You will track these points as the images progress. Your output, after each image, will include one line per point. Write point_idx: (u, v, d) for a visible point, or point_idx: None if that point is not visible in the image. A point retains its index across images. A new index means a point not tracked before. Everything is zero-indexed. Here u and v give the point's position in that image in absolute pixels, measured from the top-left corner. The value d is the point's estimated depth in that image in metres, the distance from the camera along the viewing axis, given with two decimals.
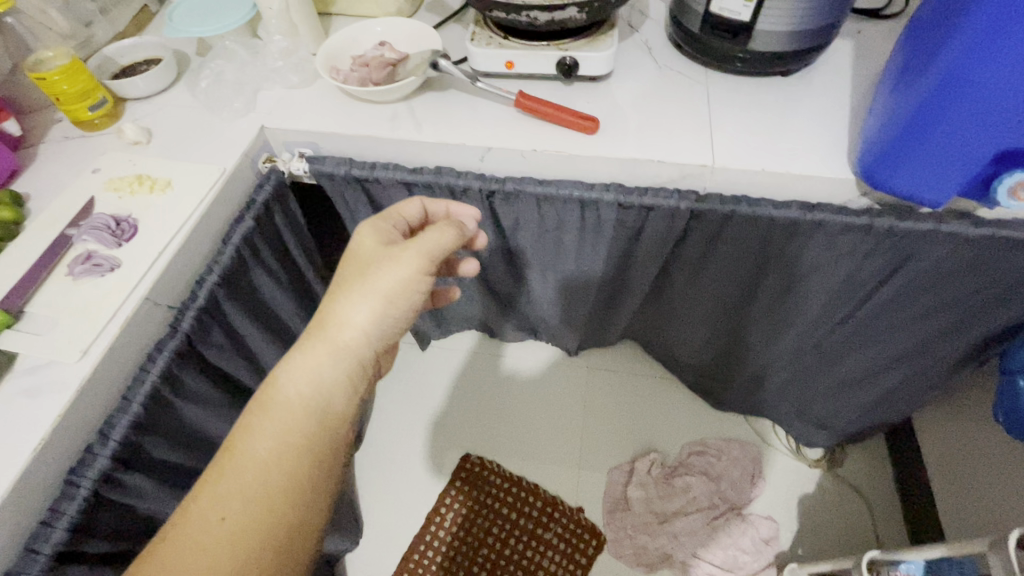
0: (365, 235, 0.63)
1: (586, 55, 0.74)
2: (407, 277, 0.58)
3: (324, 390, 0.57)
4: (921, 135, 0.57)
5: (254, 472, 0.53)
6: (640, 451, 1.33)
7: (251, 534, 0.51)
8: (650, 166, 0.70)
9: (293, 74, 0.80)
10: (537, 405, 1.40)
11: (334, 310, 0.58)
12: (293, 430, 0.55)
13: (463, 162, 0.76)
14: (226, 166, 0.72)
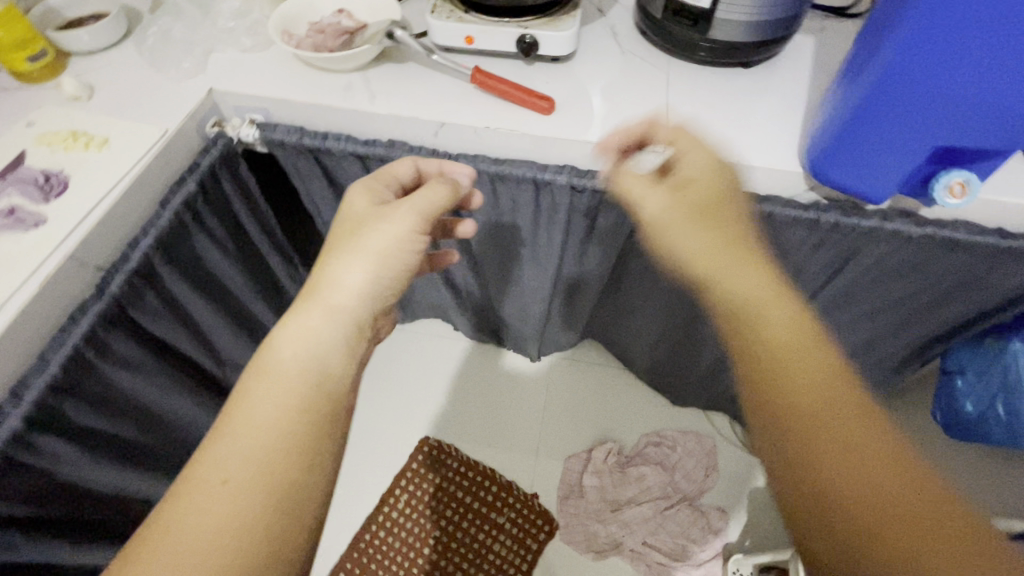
0: (358, 197, 0.62)
1: (546, 34, 0.73)
2: (400, 235, 0.56)
3: (320, 348, 0.51)
4: (862, 132, 0.58)
5: (253, 431, 0.46)
6: (598, 440, 1.34)
7: (256, 498, 0.44)
8: (603, 150, 0.70)
9: (247, 37, 0.77)
10: (498, 391, 1.40)
11: (328, 272, 0.54)
12: (291, 387, 0.48)
13: (418, 137, 0.75)
14: (168, 127, 0.69)
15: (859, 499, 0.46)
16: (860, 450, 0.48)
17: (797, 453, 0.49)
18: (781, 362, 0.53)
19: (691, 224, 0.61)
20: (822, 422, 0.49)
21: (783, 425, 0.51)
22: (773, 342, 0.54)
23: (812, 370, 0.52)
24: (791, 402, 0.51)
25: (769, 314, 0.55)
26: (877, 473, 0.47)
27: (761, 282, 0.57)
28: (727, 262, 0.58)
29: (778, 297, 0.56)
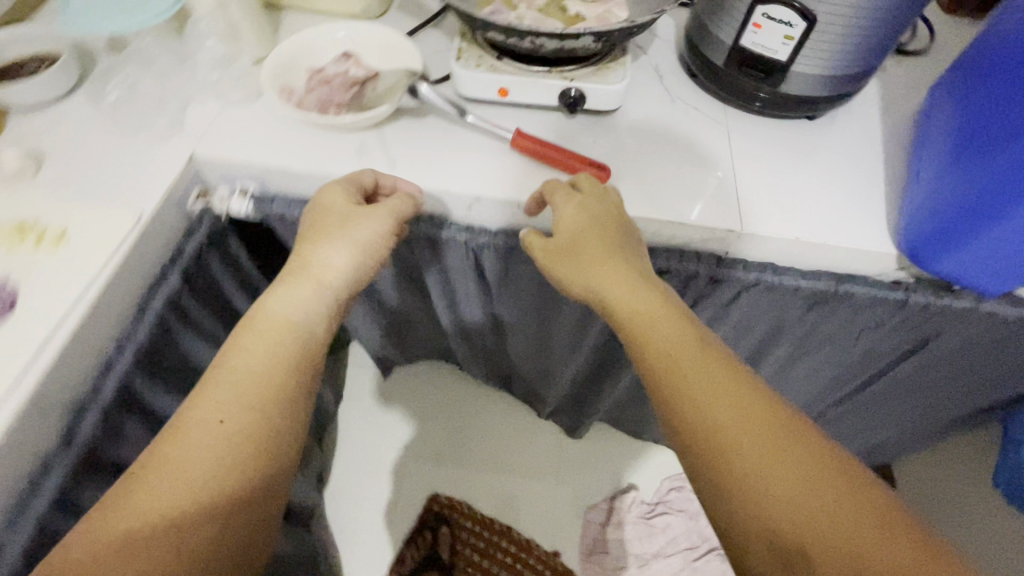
0: (331, 191, 0.57)
1: (594, 87, 0.62)
2: (373, 232, 0.56)
3: (313, 309, 0.53)
4: (989, 221, 0.50)
5: (245, 380, 0.48)
6: (618, 487, 1.27)
7: (249, 449, 0.45)
8: (665, 228, 0.60)
9: (232, 87, 0.64)
10: (508, 434, 1.32)
11: (313, 253, 0.55)
12: (281, 347, 0.50)
13: (445, 210, 0.64)
14: (142, 211, 0.56)
15: (763, 474, 0.41)
16: (746, 426, 0.43)
17: (689, 448, 0.44)
18: (666, 356, 0.47)
19: (569, 252, 0.55)
20: (715, 404, 0.44)
21: (676, 423, 0.45)
22: (649, 336, 0.49)
23: (690, 358, 0.47)
24: (676, 390, 0.46)
25: (641, 307, 0.50)
26: (768, 445, 0.42)
27: (625, 275, 0.52)
28: (594, 245, 0.54)
29: (643, 284, 0.52)
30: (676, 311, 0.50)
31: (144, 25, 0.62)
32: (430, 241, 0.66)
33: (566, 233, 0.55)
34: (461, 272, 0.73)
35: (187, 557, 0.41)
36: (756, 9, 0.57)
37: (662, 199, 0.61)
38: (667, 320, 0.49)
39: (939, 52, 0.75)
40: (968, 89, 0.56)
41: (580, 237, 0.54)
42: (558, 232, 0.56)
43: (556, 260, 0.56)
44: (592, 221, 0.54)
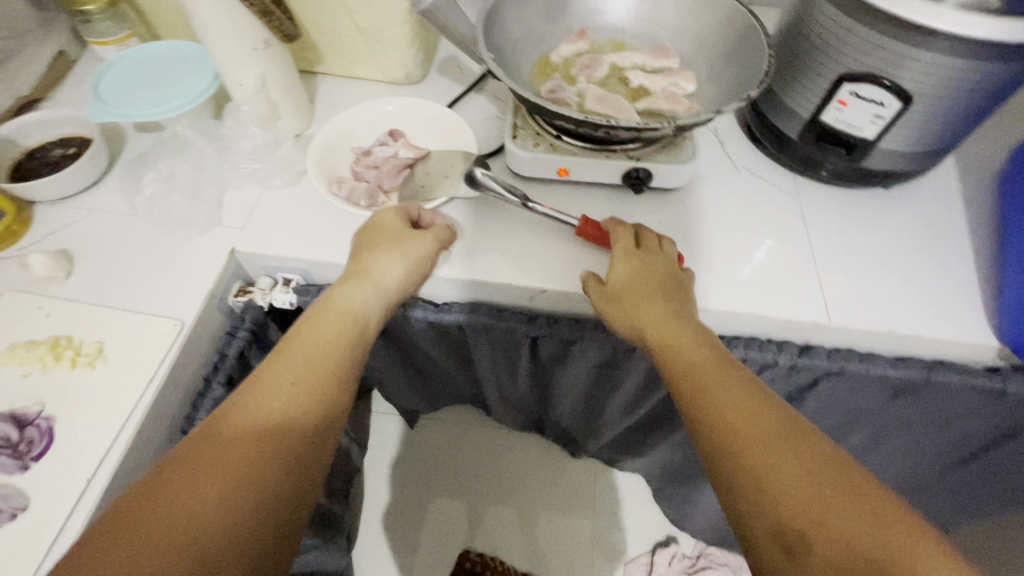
0: (388, 212, 0.53)
1: (663, 167, 0.57)
2: (424, 252, 0.51)
3: (370, 308, 0.48)
4: None
5: (319, 351, 0.43)
6: (660, 540, 1.10)
7: (312, 422, 0.40)
8: (744, 317, 0.56)
9: (272, 171, 0.60)
10: (544, 481, 1.14)
11: (372, 261, 0.50)
12: (348, 332, 0.46)
13: (502, 299, 0.59)
14: (183, 319, 0.52)
15: (783, 474, 0.35)
16: (771, 429, 0.38)
17: (708, 448, 0.39)
18: (685, 361, 0.44)
19: (612, 295, 0.51)
20: (742, 409, 0.39)
21: (694, 421, 0.41)
22: (678, 350, 0.45)
23: (700, 365, 0.43)
24: (699, 391, 0.42)
25: (675, 327, 0.47)
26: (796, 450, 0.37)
27: (660, 299, 0.49)
28: (631, 273, 0.51)
29: (677, 308, 0.49)
30: (704, 333, 0.47)
31: (184, 109, 0.58)
32: (487, 331, 0.62)
33: (613, 284, 0.51)
34: (514, 353, 0.68)
35: (224, 532, 0.33)
36: (843, 87, 0.54)
37: (736, 288, 0.57)
38: (696, 338, 0.46)
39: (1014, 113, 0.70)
40: None
41: (623, 283, 0.51)
42: (610, 278, 0.52)
43: (606, 311, 0.51)
44: (640, 261, 0.52)
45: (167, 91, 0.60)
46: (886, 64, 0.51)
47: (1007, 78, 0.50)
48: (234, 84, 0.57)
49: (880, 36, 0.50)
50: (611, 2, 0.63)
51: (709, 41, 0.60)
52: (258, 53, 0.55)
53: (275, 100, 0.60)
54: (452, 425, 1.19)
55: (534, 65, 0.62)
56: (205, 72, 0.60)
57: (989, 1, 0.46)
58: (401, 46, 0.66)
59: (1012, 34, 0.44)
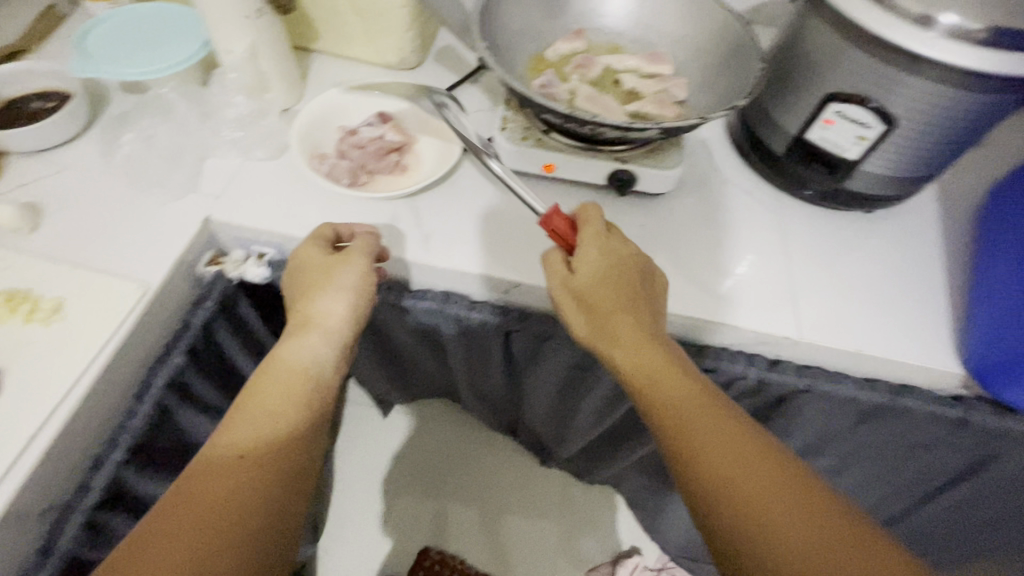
0: (308, 249, 0.51)
1: (647, 171, 0.58)
2: (356, 277, 0.50)
3: (316, 352, 0.48)
4: None
5: (270, 421, 0.44)
6: (623, 550, 1.08)
7: (270, 495, 0.41)
8: (716, 328, 0.56)
9: (256, 142, 0.59)
10: (511, 483, 1.13)
11: (310, 306, 0.49)
12: (296, 391, 0.46)
13: (478, 292, 0.59)
14: (148, 282, 0.50)
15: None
16: (798, 523, 0.37)
17: (722, 530, 0.38)
18: (697, 435, 0.41)
19: (590, 314, 0.48)
20: (762, 499, 0.38)
21: (705, 502, 0.39)
22: (682, 421, 0.42)
23: (711, 433, 0.41)
24: (713, 479, 0.39)
25: (674, 382, 0.43)
26: (824, 540, 0.36)
27: (648, 342, 0.45)
28: (607, 292, 0.47)
29: (654, 339, 0.45)
30: (701, 380, 0.44)
31: (170, 72, 0.57)
32: (459, 321, 0.61)
33: (582, 283, 0.48)
34: (487, 349, 0.68)
35: None
36: (829, 105, 0.55)
37: (710, 298, 0.57)
38: (697, 390, 0.43)
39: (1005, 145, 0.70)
40: None
41: (596, 302, 0.47)
42: (573, 283, 0.48)
43: (582, 323, 0.48)
44: (612, 266, 0.48)
45: (154, 53, 0.59)
46: (871, 84, 0.52)
47: (986, 109, 0.51)
48: (224, 50, 0.56)
49: (868, 56, 0.51)
50: (610, 4, 0.64)
51: (703, 50, 0.60)
52: (250, 21, 0.55)
53: (265, 71, 0.59)
54: (425, 419, 1.17)
55: (528, 59, 0.62)
56: (195, 38, 0.59)
57: (973, 31, 0.46)
58: (398, 30, 0.66)
59: (996, 63, 0.46)
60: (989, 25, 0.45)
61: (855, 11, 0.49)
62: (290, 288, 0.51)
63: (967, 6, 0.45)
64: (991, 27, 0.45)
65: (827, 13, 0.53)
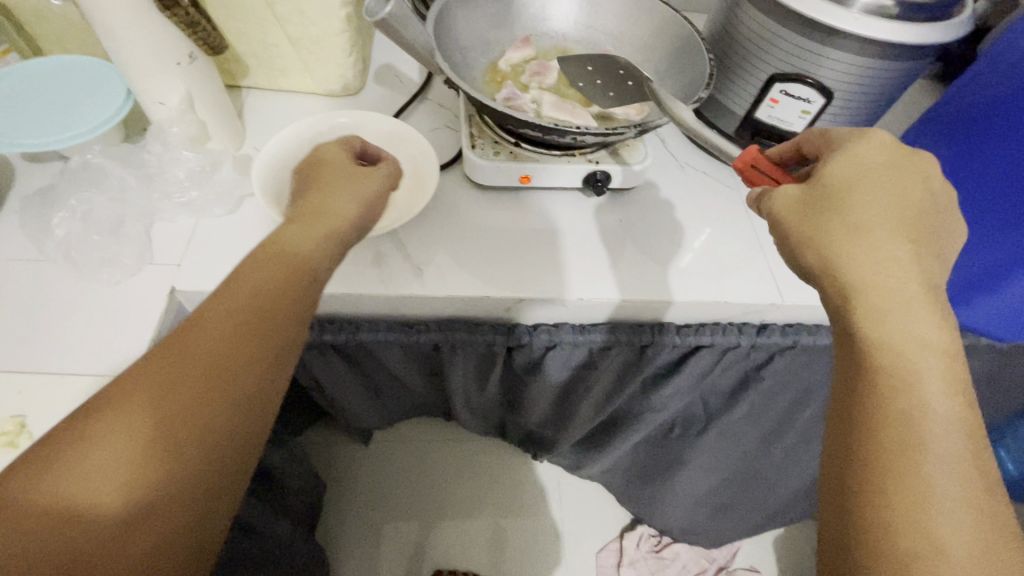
0: (335, 153, 0.49)
1: (621, 168, 0.59)
2: (370, 188, 0.47)
3: (307, 258, 0.41)
4: (993, 290, 0.55)
5: (224, 321, 0.37)
6: (628, 524, 1.11)
7: (206, 405, 0.35)
8: (708, 306, 0.59)
9: (208, 197, 0.54)
10: (512, 490, 1.11)
11: (325, 201, 0.45)
12: (261, 312, 0.38)
13: (478, 312, 0.59)
14: (121, 374, 0.45)
15: (927, 541, 0.29)
16: (963, 498, 0.30)
17: (874, 461, 0.31)
18: (920, 380, 0.33)
19: (831, 201, 0.38)
20: (937, 461, 0.31)
21: (871, 419, 0.32)
22: (906, 353, 0.33)
23: (940, 387, 0.33)
24: (909, 415, 0.32)
25: (910, 321, 0.34)
26: (970, 537, 0.29)
27: (911, 269, 0.36)
28: (888, 191, 0.38)
29: (904, 245, 0.36)
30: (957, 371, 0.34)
31: (92, 134, 0.51)
32: (465, 347, 0.62)
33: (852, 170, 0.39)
34: (487, 369, 0.67)
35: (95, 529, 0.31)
36: (774, 86, 0.59)
37: (696, 278, 0.60)
38: (941, 352, 0.34)
39: (909, 94, 0.79)
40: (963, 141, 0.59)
41: (856, 195, 0.38)
42: (822, 176, 0.40)
43: (829, 198, 0.39)
44: (892, 167, 0.39)
45: (68, 115, 0.52)
46: (809, 64, 0.56)
47: (904, 74, 0.57)
48: (154, 102, 0.51)
49: (802, 38, 0.55)
50: (552, 9, 0.64)
51: (648, 45, 0.62)
52: (182, 68, 0.49)
53: (204, 119, 0.54)
54: (413, 442, 1.13)
55: (482, 76, 0.61)
56: (113, 92, 0.53)
57: (887, 7, 0.51)
58: (338, 57, 0.62)
59: (908, 37, 0.51)
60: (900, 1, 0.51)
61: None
62: (308, 185, 0.47)
63: None
64: (902, 2, 0.51)
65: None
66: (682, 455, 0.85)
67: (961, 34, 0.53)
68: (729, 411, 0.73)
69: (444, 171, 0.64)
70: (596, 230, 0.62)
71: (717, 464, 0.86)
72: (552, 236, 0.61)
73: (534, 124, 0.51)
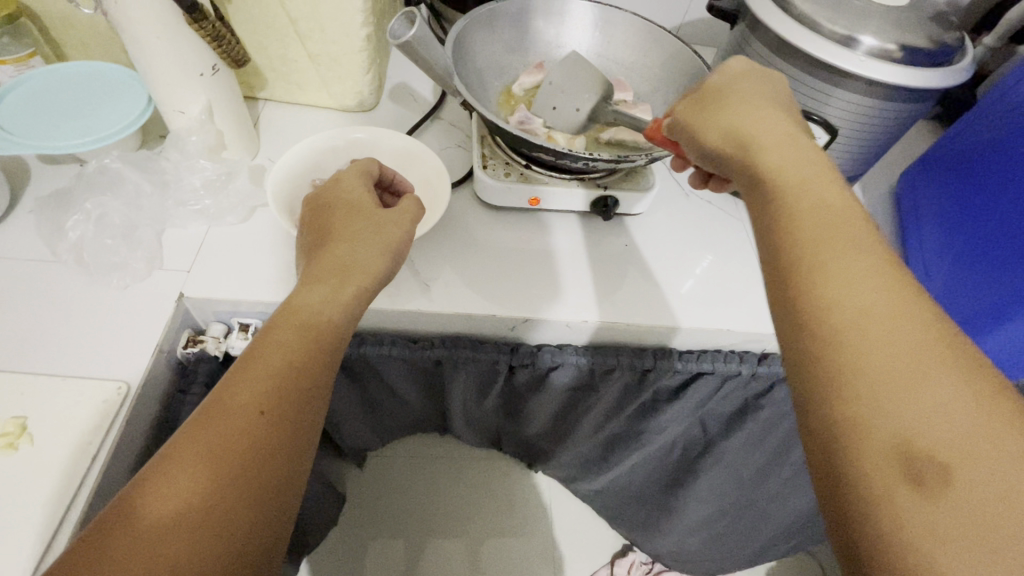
0: (351, 182, 0.50)
1: (628, 195, 0.60)
2: (387, 231, 0.47)
3: (332, 317, 0.42)
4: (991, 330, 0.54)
5: (231, 404, 0.36)
6: (619, 551, 1.10)
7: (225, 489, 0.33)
8: (710, 335, 0.60)
9: (222, 205, 0.55)
10: (505, 512, 1.10)
11: (344, 254, 0.45)
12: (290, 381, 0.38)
13: (485, 330, 0.60)
14: (127, 379, 0.45)
15: (857, 316, 0.29)
16: (878, 275, 0.30)
17: (793, 269, 0.32)
18: (803, 187, 0.35)
19: (709, 101, 0.43)
20: (845, 248, 0.31)
21: (777, 239, 0.34)
22: (787, 177, 0.36)
23: (823, 193, 0.34)
24: (805, 214, 0.34)
25: (791, 154, 0.37)
26: (891, 300, 0.29)
27: (780, 123, 0.40)
28: (753, 89, 0.43)
29: (774, 112, 0.41)
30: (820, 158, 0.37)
31: (123, 134, 0.52)
32: (468, 364, 0.62)
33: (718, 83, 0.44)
34: (488, 386, 0.68)
35: None
36: None
37: (698, 306, 0.60)
38: (822, 173, 0.36)
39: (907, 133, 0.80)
40: (970, 184, 0.60)
41: (734, 92, 0.43)
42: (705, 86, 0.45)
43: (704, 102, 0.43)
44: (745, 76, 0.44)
45: (102, 116, 0.53)
46: (814, 99, 0.58)
47: (909, 116, 0.59)
48: (174, 111, 0.52)
49: (808, 76, 0.56)
50: (566, 37, 0.66)
51: (658, 77, 0.64)
52: (205, 79, 0.50)
53: (222, 129, 0.55)
54: (408, 457, 1.12)
55: (495, 98, 0.63)
56: (134, 100, 0.54)
57: (891, 51, 0.53)
58: (355, 74, 0.64)
59: (912, 80, 0.52)
60: (903, 45, 0.53)
61: (793, 37, 0.54)
62: (324, 235, 0.47)
63: (885, 31, 0.52)
64: (905, 48, 0.53)
65: (765, 36, 0.58)
66: (681, 479, 0.85)
67: (963, 79, 0.55)
68: (729, 436, 0.72)
69: (454, 189, 0.65)
70: (601, 253, 0.63)
71: (713, 492, 0.85)
72: (557, 257, 0.61)
73: (546, 149, 0.52)
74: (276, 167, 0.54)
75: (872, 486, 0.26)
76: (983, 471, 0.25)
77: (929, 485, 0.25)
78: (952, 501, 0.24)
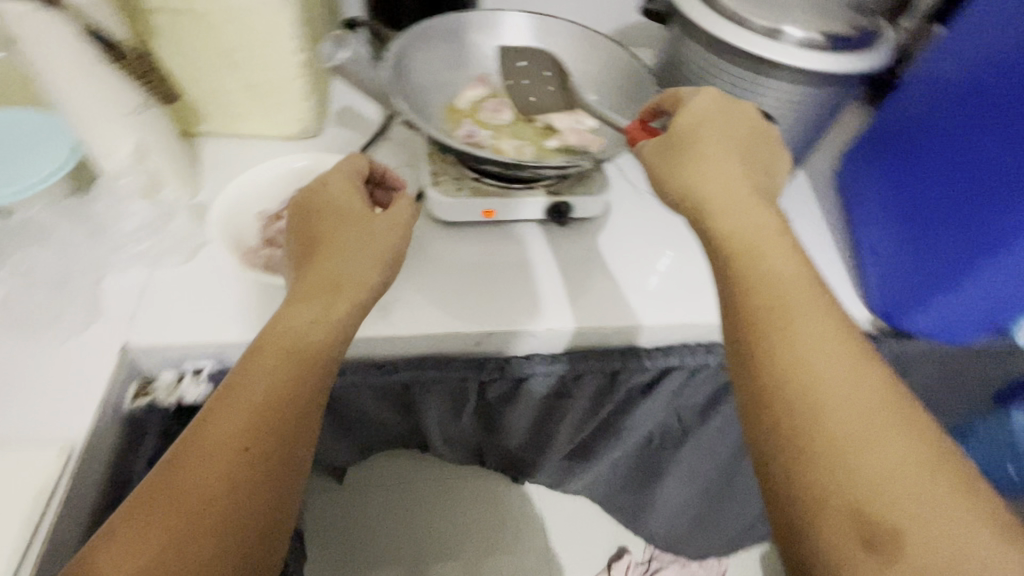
0: (339, 181, 0.48)
1: (581, 199, 0.60)
2: (379, 237, 0.45)
3: (321, 339, 0.40)
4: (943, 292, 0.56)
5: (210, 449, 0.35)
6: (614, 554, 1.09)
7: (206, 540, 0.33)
8: (677, 329, 0.60)
9: (163, 246, 0.52)
10: (495, 528, 1.08)
11: (337, 269, 0.43)
12: (269, 430, 0.37)
13: (451, 347, 0.58)
14: (70, 440, 0.42)
15: (812, 387, 0.33)
16: (827, 345, 0.34)
17: (757, 336, 0.36)
18: (762, 250, 0.38)
19: (679, 146, 0.44)
20: (802, 317, 0.35)
21: (741, 302, 0.37)
22: (751, 238, 0.39)
23: (780, 258, 0.38)
24: (766, 279, 0.37)
25: (751, 214, 0.40)
26: (841, 367, 0.33)
27: (742, 177, 0.42)
28: (724, 130, 0.44)
29: (739, 165, 0.42)
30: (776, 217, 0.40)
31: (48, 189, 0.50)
32: (437, 384, 0.61)
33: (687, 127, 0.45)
34: (462, 402, 0.66)
35: None
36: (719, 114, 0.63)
37: (661, 302, 0.61)
38: (775, 232, 0.39)
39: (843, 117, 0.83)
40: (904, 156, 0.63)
41: (703, 141, 0.43)
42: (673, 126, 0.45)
43: (671, 155, 0.45)
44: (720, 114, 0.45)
45: (29, 169, 0.51)
46: (750, 93, 0.59)
47: (840, 100, 0.61)
48: (103, 154, 0.49)
49: (741, 71, 0.58)
50: (506, 48, 0.66)
51: (599, 80, 0.65)
52: (133, 118, 0.48)
53: (158, 167, 0.53)
54: (391, 485, 1.08)
55: (440, 114, 0.63)
56: (57, 151, 0.52)
57: (816, 40, 0.55)
58: (295, 101, 0.63)
59: (839, 67, 0.55)
60: (827, 34, 0.55)
61: (723, 33, 0.56)
62: (311, 243, 0.45)
63: (808, 21, 0.55)
64: (829, 36, 0.55)
65: (698, 34, 0.60)
66: (664, 470, 0.85)
67: (887, 60, 0.58)
68: (705, 424, 0.73)
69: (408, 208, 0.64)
70: (560, 258, 0.62)
71: (697, 478, 0.86)
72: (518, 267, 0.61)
73: (492, 160, 0.52)
74: (216, 202, 0.52)
75: (834, 548, 0.30)
76: (920, 530, 0.29)
77: (882, 547, 0.29)
78: (903, 565, 0.29)
